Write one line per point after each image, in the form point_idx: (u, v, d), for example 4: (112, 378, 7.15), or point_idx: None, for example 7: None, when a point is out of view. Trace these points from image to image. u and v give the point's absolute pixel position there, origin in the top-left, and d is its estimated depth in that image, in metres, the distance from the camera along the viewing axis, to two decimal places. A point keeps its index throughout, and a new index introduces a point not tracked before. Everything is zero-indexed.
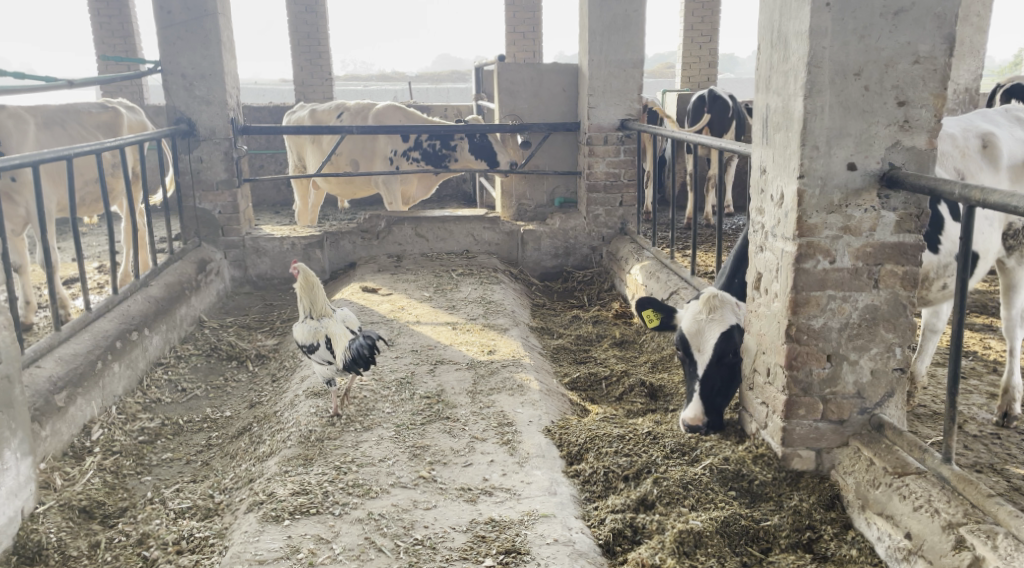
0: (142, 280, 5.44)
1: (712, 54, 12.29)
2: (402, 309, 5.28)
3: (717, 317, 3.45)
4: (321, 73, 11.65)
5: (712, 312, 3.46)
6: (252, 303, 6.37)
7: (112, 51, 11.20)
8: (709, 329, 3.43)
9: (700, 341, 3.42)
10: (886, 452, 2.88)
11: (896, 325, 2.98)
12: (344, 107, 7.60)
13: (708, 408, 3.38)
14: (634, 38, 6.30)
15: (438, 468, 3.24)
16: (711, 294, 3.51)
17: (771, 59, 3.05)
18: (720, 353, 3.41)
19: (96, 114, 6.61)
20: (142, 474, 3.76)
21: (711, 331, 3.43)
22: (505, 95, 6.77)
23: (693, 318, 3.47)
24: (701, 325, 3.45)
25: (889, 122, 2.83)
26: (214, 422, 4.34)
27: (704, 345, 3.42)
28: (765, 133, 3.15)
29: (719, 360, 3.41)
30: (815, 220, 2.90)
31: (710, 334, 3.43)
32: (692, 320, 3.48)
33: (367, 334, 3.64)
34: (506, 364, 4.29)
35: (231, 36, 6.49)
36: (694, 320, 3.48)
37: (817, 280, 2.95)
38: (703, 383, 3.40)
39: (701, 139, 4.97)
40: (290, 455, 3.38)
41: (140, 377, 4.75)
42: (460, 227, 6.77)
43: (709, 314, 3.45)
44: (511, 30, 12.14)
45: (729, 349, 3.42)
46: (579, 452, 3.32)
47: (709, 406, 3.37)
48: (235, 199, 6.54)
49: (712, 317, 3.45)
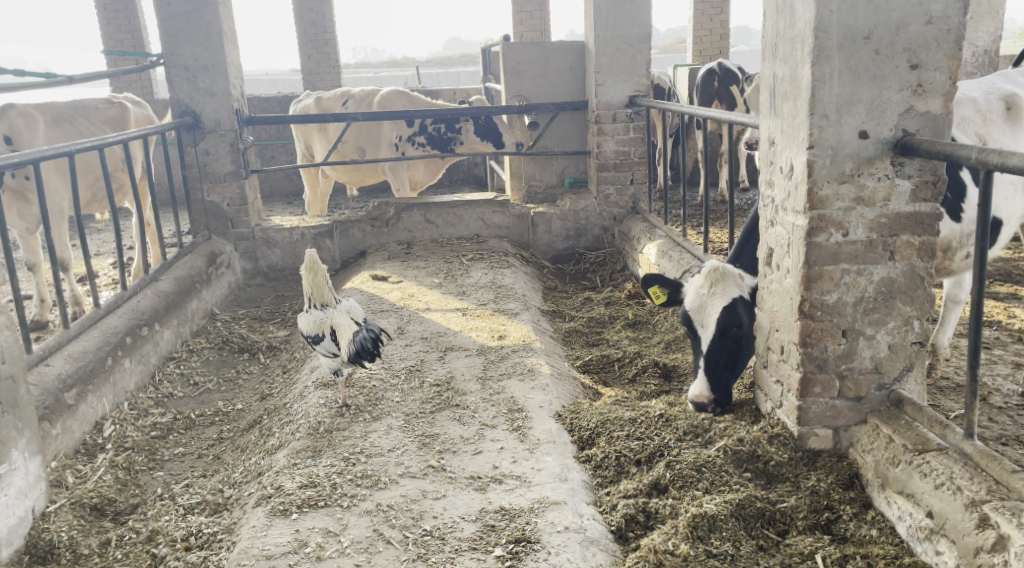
0: (151, 275, 5.42)
1: (723, 26, 12.09)
2: (413, 296, 5.23)
3: (720, 291, 3.41)
4: (329, 60, 11.57)
5: (713, 287, 3.43)
6: (264, 295, 6.35)
7: (121, 46, 11.19)
8: (711, 302, 3.40)
9: (702, 316, 3.39)
10: (906, 429, 2.79)
11: (913, 298, 2.89)
12: (349, 95, 7.53)
13: (714, 385, 3.33)
14: (640, 12, 6.18)
15: (447, 457, 3.19)
16: (713, 267, 3.47)
17: (777, 26, 2.94)
18: (723, 326, 3.37)
19: (103, 109, 6.54)
20: (154, 470, 3.74)
21: (714, 305, 3.39)
22: (511, 76, 6.67)
23: (695, 294, 3.44)
24: (703, 300, 3.41)
25: (902, 87, 2.72)
26: (226, 415, 4.32)
27: (708, 320, 3.38)
28: (772, 103, 3.05)
29: (723, 334, 3.37)
30: (826, 192, 2.81)
31: (713, 308, 3.39)
32: (694, 296, 3.45)
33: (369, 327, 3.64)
34: (517, 348, 4.22)
35: (233, 26, 6.42)
36: (696, 296, 3.45)
37: (830, 254, 2.86)
38: (707, 359, 3.36)
39: (712, 113, 4.86)
40: (299, 447, 3.35)
41: (152, 373, 4.74)
42: (470, 211, 6.70)
43: (711, 289, 3.42)
44: (517, 10, 11.99)
45: (734, 321, 3.37)
46: (590, 437, 3.25)
47: (714, 381, 3.33)
48: (243, 191, 6.49)
49: (713, 292, 3.42)
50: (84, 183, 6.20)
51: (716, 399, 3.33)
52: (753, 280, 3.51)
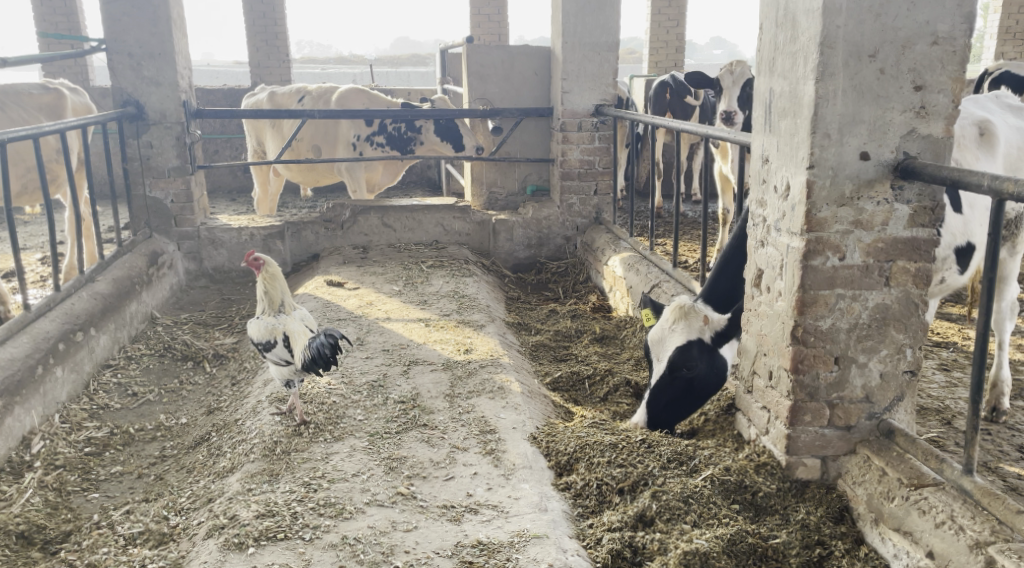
0: (88, 275, 5.06)
1: (680, 38, 12.10)
2: (371, 304, 5.00)
3: (680, 329, 3.31)
4: (279, 54, 11.20)
5: (676, 322, 3.33)
6: (209, 298, 6.04)
7: (56, 29, 10.63)
8: (670, 338, 3.31)
9: (658, 350, 3.31)
10: (899, 462, 2.69)
11: (906, 325, 2.80)
12: (305, 91, 7.23)
13: (653, 418, 3.30)
14: (609, 20, 6.06)
15: (416, 484, 2.98)
16: (682, 303, 3.36)
17: (776, 40, 2.83)
18: (674, 364, 3.28)
19: (38, 95, 6.14)
20: (88, 491, 3.45)
21: (671, 342, 3.30)
22: (475, 79, 6.49)
23: (658, 325, 3.36)
24: (664, 333, 3.33)
25: (905, 108, 2.63)
26: (169, 430, 4.03)
27: (663, 354, 3.30)
28: (767, 119, 2.94)
29: (673, 372, 3.28)
30: (825, 214, 2.70)
31: (670, 344, 3.30)
32: (658, 327, 3.37)
33: (329, 331, 3.27)
34: (485, 364, 4.03)
35: (181, 13, 6.08)
36: (660, 328, 3.36)
37: (825, 278, 2.76)
38: (652, 392, 3.30)
39: (684, 125, 4.73)
40: (254, 471, 3.10)
41: (86, 382, 4.42)
42: (429, 216, 6.48)
43: (672, 324, 3.32)
44: (476, 11, 11.80)
45: (685, 361, 3.28)
46: (569, 463, 3.08)
47: (654, 415, 3.29)
48: (189, 187, 6.15)
49: (675, 328, 3.32)
50: (14, 173, 5.79)
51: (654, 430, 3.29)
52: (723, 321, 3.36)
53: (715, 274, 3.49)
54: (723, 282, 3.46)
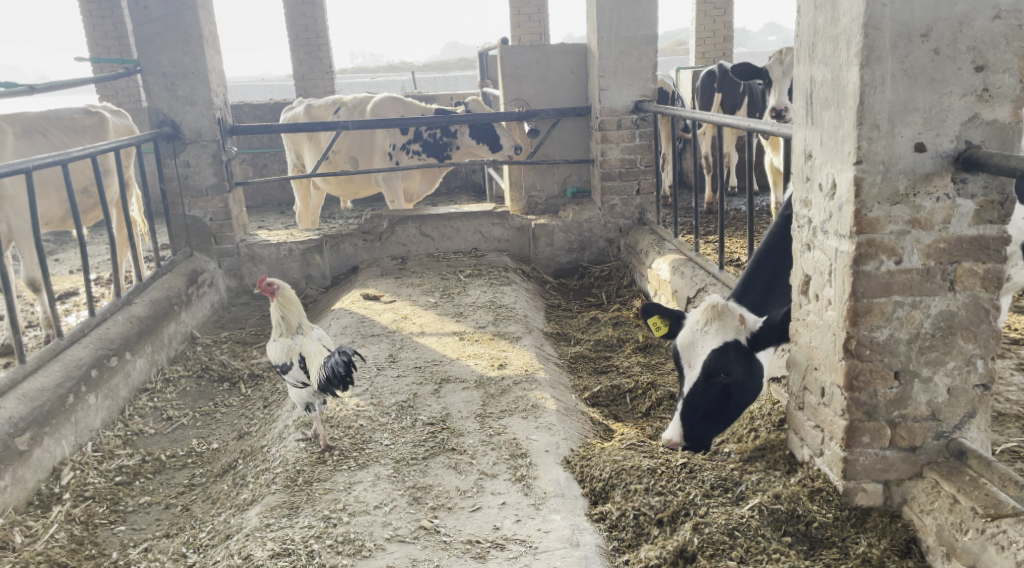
0: (125, 298, 5.01)
1: (728, 27, 11.72)
2: (406, 318, 4.85)
3: (714, 331, 2.98)
4: (321, 66, 11.19)
5: (709, 324, 2.99)
6: (249, 315, 5.98)
7: (107, 53, 10.80)
8: (701, 341, 2.97)
9: (690, 355, 2.96)
10: (972, 488, 2.40)
11: (976, 334, 2.50)
12: (341, 103, 7.19)
13: (689, 433, 2.92)
14: (647, 13, 5.80)
15: (441, 516, 2.81)
16: (712, 303, 3.04)
17: (815, 23, 2.57)
18: (710, 371, 2.94)
19: (79, 119, 6.12)
20: (115, 524, 3.36)
21: (704, 345, 2.96)
22: (509, 81, 6.31)
23: (688, 330, 3.02)
24: (695, 337, 2.99)
25: (965, 91, 2.34)
26: (200, 456, 3.94)
27: (695, 359, 2.95)
28: (808, 110, 2.67)
29: (709, 378, 2.94)
30: (877, 213, 2.43)
31: (703, 348, 2.96)
32: (687, 331, 3.03)
33: (342, 349, 3.13)
34: (518, 380, 3.83)
35: (213, 30, 6.04)
36: (690, 332, 3.02)
37: (880, 285, 2.48)
38: (685, 403, 2.94)
39: (726, 120, 4.52)
40: (274, 503, 2.96)
41: (122, 408, 4.36)
42: (467, 224, 6.33)
43: (705, 326, 2.99)
44: (516, 12, 11.62)
45: (722, 366, 2.94)
46: (604, 489, 2.87)
47: (689, 428, 2.91)
48: (227, 204, 6.10)
49: (708, 330, 2.98)
50: (56, 199, 5.82)
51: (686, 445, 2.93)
52: (759, 322, 3.04)
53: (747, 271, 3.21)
54: (756, 284, 3.17)
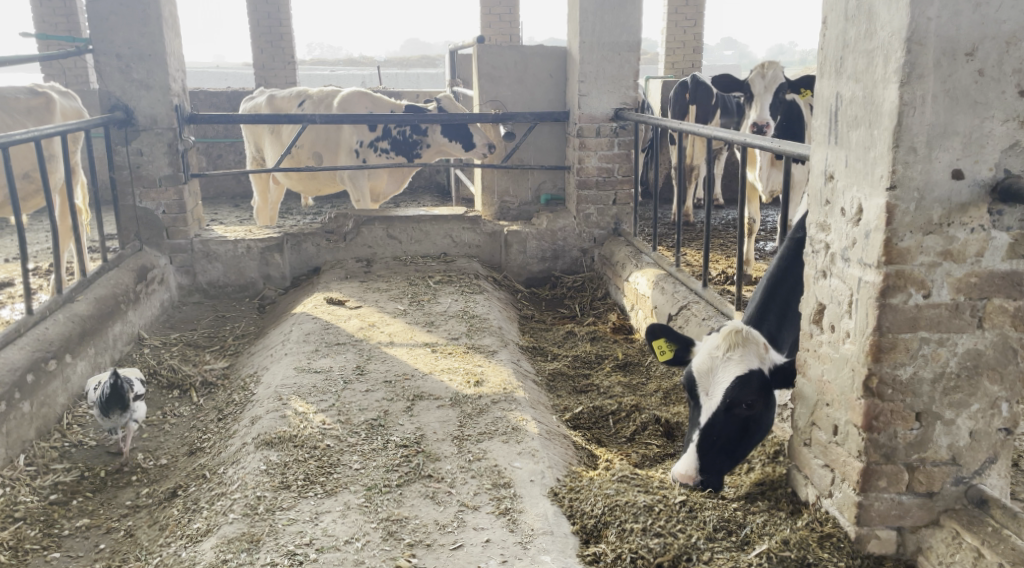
0: (67, 294, 4.61)
1: (698, 39, 11.65)
2: (373, 326, 4.57)
3: (737, 358, 2.78)
4: (284, 56, 10.79)
5: (731, 351, 2.80)
6: (202, 315, 5.64)
7: (54, 31, 10.24)
8: (722, 368, 2.77)
9: (710, 383, 2.76)
10: (997, 540, 2.24)
11: (1002, 375, 2.35)
12: (306, 95, 6.86)
13: (704, 466, 2.74)
14: (630, 19, 5.63)
15: (419, 554, 2.55)
16: (734, 328, 2.85)
17: (846, 35, 2.39)
18: (731, 401, 2.74)
19: (24, 99, 5.68)
20: (49, 551, 3.03)
21: (726, 373, 2.76)
22: (485, 81, 6.08)
23: (707, 354, 2.82)
24: (715, 364, 2.78)
25: (1006, 117, 2.18)
26: (145, 472, 3.61)
27: (714, 388, 2.75)
28: (833, 128, 2.50)
29: (729, 410, 2.74)
30: (908, 243, 2.25)
31: (724, 377, 2.76)
32: (705, 356, 2.83)
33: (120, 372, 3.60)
34: (497, 400, 3.59)
35: (173, 10, 5.67)
36: (709, 357, 2.82)
37: (907, 320, 2.31)
38: (703, 434, 2.75)
39: (717, 133, 4.16)
40: (231, 535, 2.67)
41: (59, 416, 4.01)
42: (437, 227, 6.07)
43: (727, 353, 2.79)
44: (487, 11, 11.39)
45: (744, 399, 2.74)
46: (596, 527, 2.65)
47: (705, 463, 2.73)
48: (182, 197, 5.73)
49: (730, 358, 2.79)
50: None
51: (703, 481, 2.75)
52: (781, 358, 2.86)
53: (759, 298, 3.05)
54: (773, 312, 2.99)
